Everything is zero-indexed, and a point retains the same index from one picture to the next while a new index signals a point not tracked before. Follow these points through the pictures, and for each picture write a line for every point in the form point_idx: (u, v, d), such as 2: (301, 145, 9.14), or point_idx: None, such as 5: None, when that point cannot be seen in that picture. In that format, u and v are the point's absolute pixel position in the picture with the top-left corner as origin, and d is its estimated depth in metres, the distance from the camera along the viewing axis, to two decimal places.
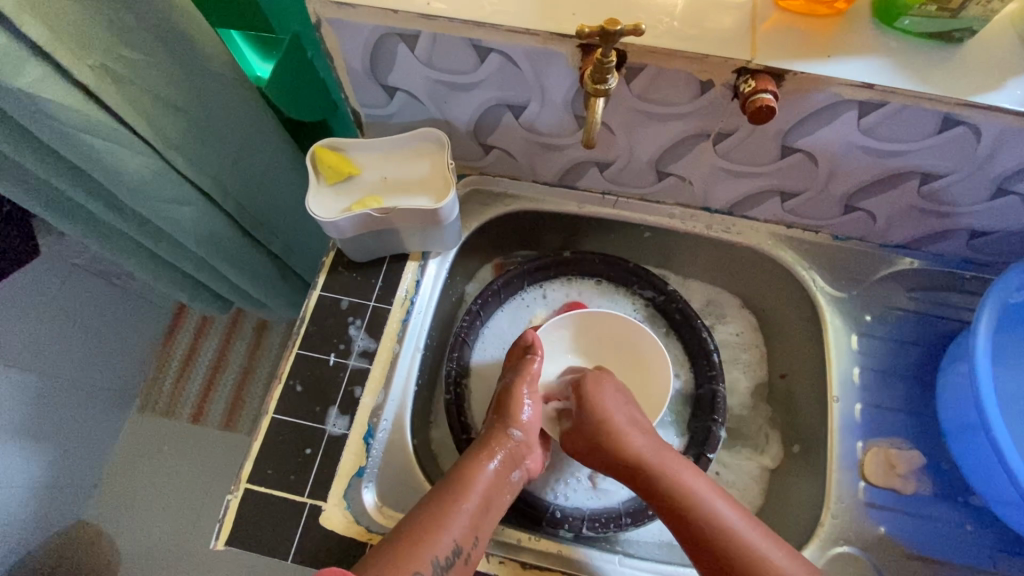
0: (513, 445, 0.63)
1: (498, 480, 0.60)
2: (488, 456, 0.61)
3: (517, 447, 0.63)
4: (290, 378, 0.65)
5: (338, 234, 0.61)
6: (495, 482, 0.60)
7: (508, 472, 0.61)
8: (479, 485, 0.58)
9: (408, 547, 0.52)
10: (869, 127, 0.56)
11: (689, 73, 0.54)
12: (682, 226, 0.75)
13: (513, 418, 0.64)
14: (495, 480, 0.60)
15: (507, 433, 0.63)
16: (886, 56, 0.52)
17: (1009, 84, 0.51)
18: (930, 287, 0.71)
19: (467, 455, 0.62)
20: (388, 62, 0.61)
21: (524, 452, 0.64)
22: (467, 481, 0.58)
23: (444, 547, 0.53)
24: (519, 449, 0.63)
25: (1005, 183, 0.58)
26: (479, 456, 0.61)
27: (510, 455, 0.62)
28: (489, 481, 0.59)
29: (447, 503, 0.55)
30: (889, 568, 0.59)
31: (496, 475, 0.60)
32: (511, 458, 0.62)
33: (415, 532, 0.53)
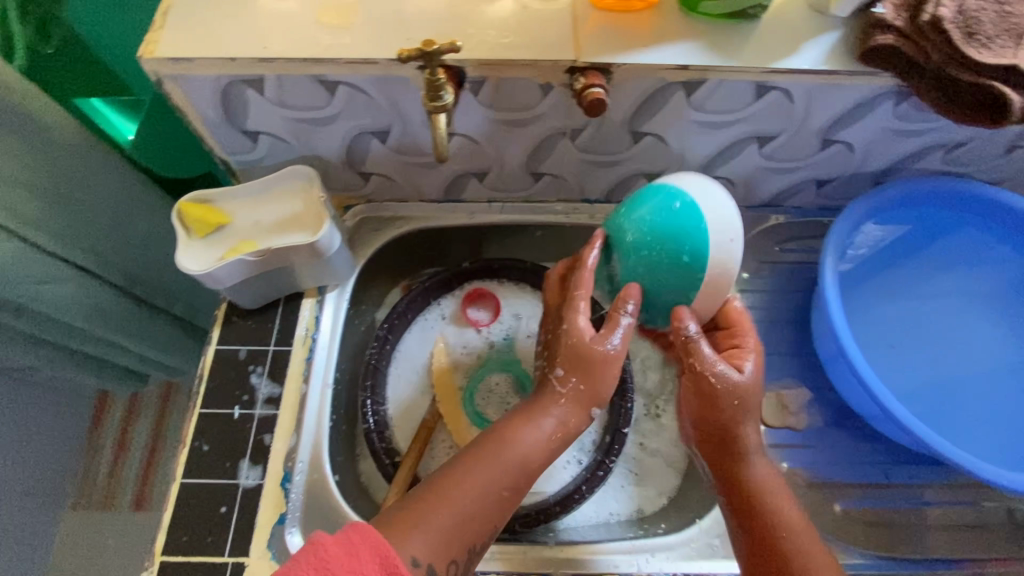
0: (562, 400, 0.57)
1: (540, 449, 0.56)
2: (536, 421, 0.56)
3: (554, 425, 0.56)
4: (195, 439, 0.63)
5: (217, 285, 0.60)
6: (540, 450, 0.56)
7: (554, 440, 0.56)
8: (519, 453, 0.54)
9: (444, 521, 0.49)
10: (699, 103, 0.61)
11: (526, 79, 0.57)
12: (568, 219, 0.79)
13: (569, 367, 0.57)
14: (543, 449, 0.56)
15: (554, 388, 0.57)
16: (695, 38, 0.57)
17: (804, 49, 0.57)
18: (795, 237, 0.78)
19: (519, 409, 0.58)
20: (241, 109, 0.61)
21: (583, 418, 0.58)
22: (507, 449, 0.54)
23: (479, 507, 0.51)
24: (592, 395, 0.57)
25: (827, 135, 0.65)
26: (539, 410, 0.57)
27: (563, 407, 0.57)
28: (569, 423, 0.57)
29: (489, 475, 0.53)
30: (797, 500, 0.64)
31: (544, 442, 0.56)
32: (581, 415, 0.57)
33: (435, 489, 0.51)
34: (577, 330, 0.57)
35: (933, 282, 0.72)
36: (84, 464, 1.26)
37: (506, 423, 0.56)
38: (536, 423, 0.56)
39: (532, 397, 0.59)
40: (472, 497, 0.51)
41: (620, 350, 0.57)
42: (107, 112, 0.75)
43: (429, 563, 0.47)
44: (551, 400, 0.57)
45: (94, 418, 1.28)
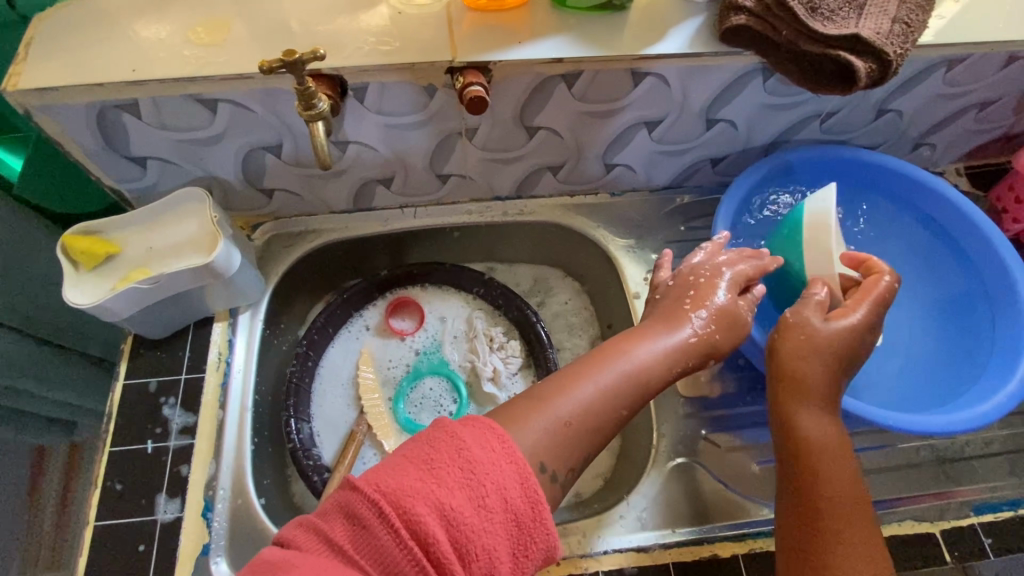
0: (699, 333, 0.53)
1: (616, 392, 0.47)
2: (665, 330, 0.52)
3: (687, 344, 0.52)
4: (107, 480, 0.61)
5: (112, 317, 0.58)
6: (662, 367, 0.50)
7: (672, 364, 0.51)
8: (553, 415, 0.44)
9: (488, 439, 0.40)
10: (582, 94, 0.63)
11: (408, 83, 0.58)
12: (482, 218, 0.80)
13: (716, 300, 0.54)
14: (663, 367, 0.50)
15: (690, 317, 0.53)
16: (567, 32, 0.60)
17: (669, 35, 0.61)
18: (701, 215, 0.81)
19: (648, 331, 0.53)
20: (121, 135, 0.60)
21: (698, 356, 0.53)
22: (647, 369, 0.49)
23: (539, 451, 0.42)
24: (664, 368, 0.50)
25: (709, 115, 0.69)
26: (589, 371, 0.48)
27: (694, 344, 0.52)
28: (642, 368, 0.49)
29: (612, 394, 0.47)
30: (719, 465, 0.66)
31: (663, 357, 0.51)
32: (685, 351, 0.52)
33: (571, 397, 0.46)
34: (698, 297, 0.55)
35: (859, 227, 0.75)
36: None
37: (620, 342, 0.51)
38: (571, 390, 0.46)
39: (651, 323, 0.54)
40: (597, 413, 0.46)
41: (719, 312, 0.54)
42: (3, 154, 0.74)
43: (555, 468, 0.43)
44: (675, 331, 0.52)
45: None
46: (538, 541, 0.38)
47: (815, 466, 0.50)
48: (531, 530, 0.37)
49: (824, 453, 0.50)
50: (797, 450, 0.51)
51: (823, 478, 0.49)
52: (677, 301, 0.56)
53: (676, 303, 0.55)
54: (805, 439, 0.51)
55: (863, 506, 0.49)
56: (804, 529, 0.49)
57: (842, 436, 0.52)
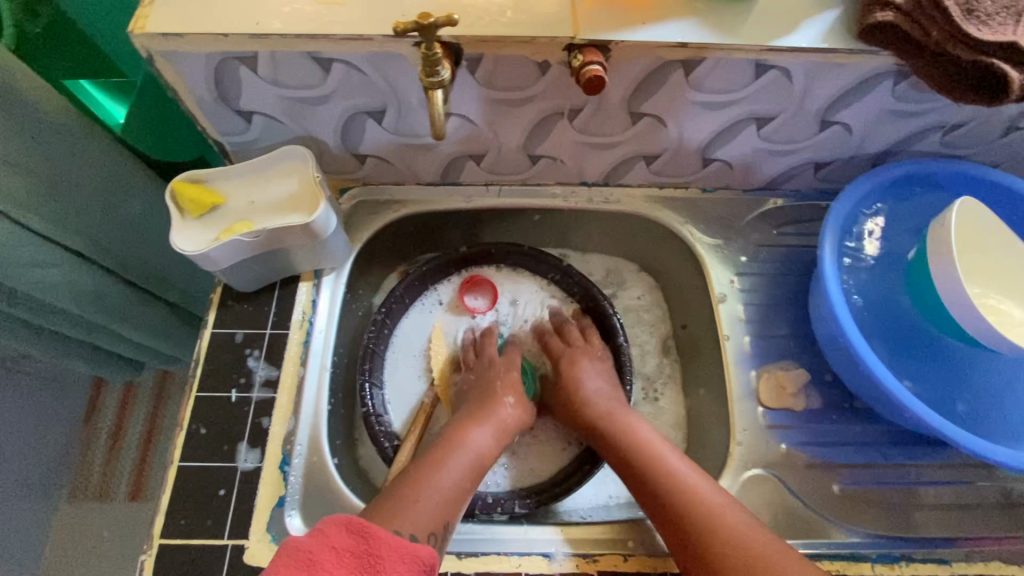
0: (506, 414, 0.69)
1: (487, 451, 0.65)
2: (479, 424, 0.67)
3: (509, 417, 0.69)
4: (192, 423, 0.63)
5: (212, 266, 0.60)
6: (495, 444, 0.67)
7: (503, 434, 0.68)
8: (453, 468, 0.62)
9: (381, 514, 0.56)
10: (698, 83, 0.60)
11: (524, 57, 0.57)
12: (566, 203, 0.79)
13: (500, 394, 0.71)
14: (489, 446, 0.66)
15: (502, 402, 0.70)
16: (694, 16, 0.57)
17: (803, 27, 0.57)
18: (793, 221, 0.77)
19: (459, 418, 0.69)
20: (235, 87, 0.60)
21: (507, 436, 0.69)
22: (457, 442, 0.65)
23: (421, 526, 0.55)
24: (500, 438, 0.68)
25: (826, 116, 0.65)
26: (444, 454, 0.63)
27: (500, 428, 0.68)
28: (480, 448, 0.65)
29: (433, 463, 0.62)
30: (795, 481, 0.64)
31: (495, 437, 0.67)
32: (504, 430, 0.68)
33: (385, 511, 0.56)
34: (507, 386, 0.72)
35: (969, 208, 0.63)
36: (80, 455, 1.26)
37: (461, 423, 0.68)
38: (439, 471, 0.61)
39: (467, 408, 0.70)
40: (428, 509, 0.57)
41: (518, 407, 0.71)
42: (97, 97, 0.73)
43: (434, 528, 0.56)
44: (491, 408, 0.69)
45: (88, 407, 1.27)
46: (393, 568, 0.45)
47: (684, 496, 0.59)
48: (381, 556, 0.45)
49: (683, 484, 0.60)
50: (669, 487, 0.60)
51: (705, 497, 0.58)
52: (493, 382, 0.72)
53: (495, 381, 0.72)
54: (675, 477, 0.61)
55: (737, 514, 0.57)
56: (689, 547, 0.57)
57: (699, 471, 0.62)
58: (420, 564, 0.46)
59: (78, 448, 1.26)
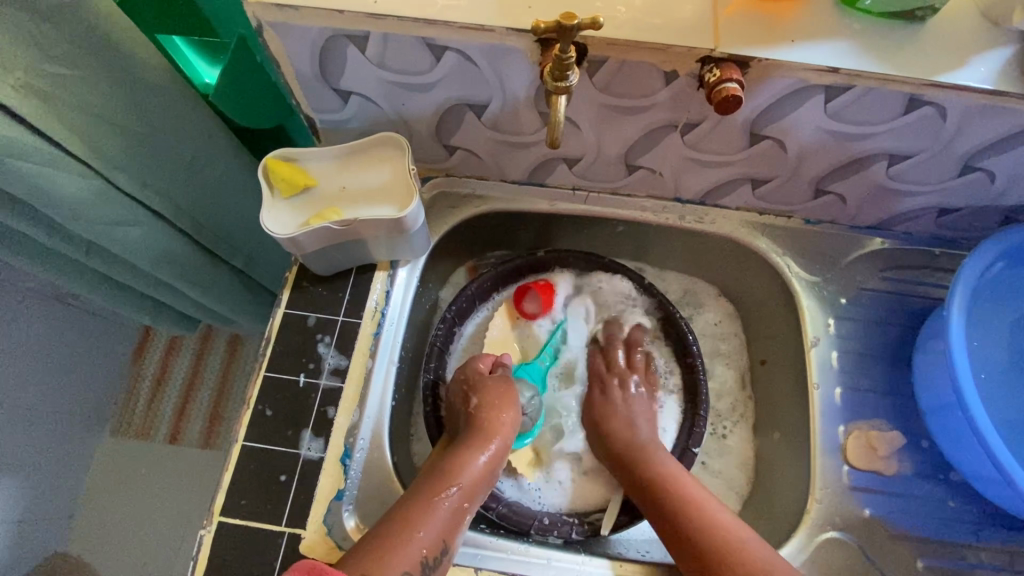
0: (501, 438, 0.63)
1: (483, 474, 0.60)
2: (479, 450, 0.60)
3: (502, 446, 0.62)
4: (259, 403, 0.62)
5: (297, 249, 0.59)
6: (483, 475, 0.60)
7: (493, 469, 0.61)
8: (444, 514, 0.54)
9: (391, 542, 0.50)
10: (837, 110, 0.55)
11: (651, 64, 0.52)
12: (655, 218, 0.74)
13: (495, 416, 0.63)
14: (481, 474, 0.59)
15: (493, 428, 0.62)
16: (849, 37, 0.51)
17: (972, 62, 0.51)
18: (902, 266, 0.71)
19: (458, 443, 0.61)
20: (338, 65, 0.58)
21: (503, 459, 0.63)
22: (457, 473, 0.58)
23: (412, 559, 0.50)
24: (488, 473, 0.60)
25: (970, 161, 0.58)
26: (439, 486, 0.56)
27: (497, 449, 0.62)
28: (470, 478, 0.58)
29: (428, 492, 0.55)
30: (875, 549, 0.60)
31: (484, 466, 0.60)
32: (497, 455, 0.62)
33: (395, 534, 0.51)
34: (500, 405, 0.65)
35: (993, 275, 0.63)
36: (124, 396, 1.25)
37: (451, 454, 0.60)
38: (434, 502, 0.55)
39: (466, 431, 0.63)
40: (436, 532, 0.53)
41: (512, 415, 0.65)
42: (184, 52, 0.68)
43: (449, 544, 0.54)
44: (486, 440, 0.61)
45: (136, 350, 1.27)
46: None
47: (699, 509, 0.58)
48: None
49: (697, 500, 0.59)
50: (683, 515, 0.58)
51: (716, 514, 0.57)
52: (486, 402, 0.64)
53: (490, 413, 0.63)
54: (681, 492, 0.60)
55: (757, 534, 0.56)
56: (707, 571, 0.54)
57: (713, 494, 0.60)
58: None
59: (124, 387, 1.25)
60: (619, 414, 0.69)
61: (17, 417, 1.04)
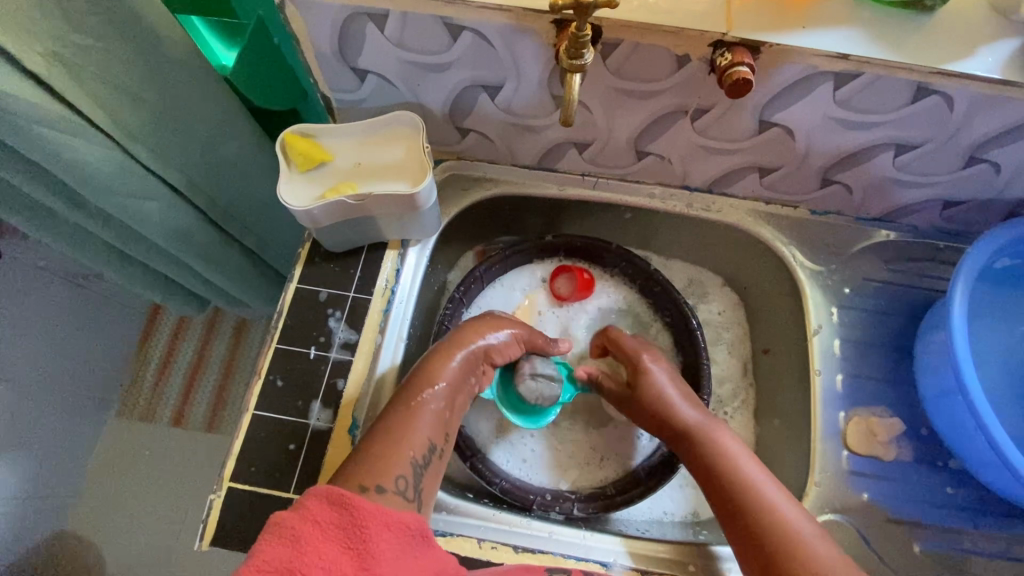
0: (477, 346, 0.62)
1: (460, 378, 0.59)
2: (452, 355, 0.60)
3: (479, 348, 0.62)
4: (270, 373, 0.63)
5: (312, 223, 0.61)
6: (461, 377, 0.60)
7: (470, 369, 0.61)
8: (429, 414, 0.55)
9: (380, 453, 0.51)
10: (845, 98, 0.56)
11: (664, 48, 0.53)
12: (662, 205, 0.75)
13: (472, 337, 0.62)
14: (457, 376, 0.59)
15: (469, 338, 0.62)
16: (859, 25, 0.52)
17: (980, 52, 0.52)
18: (906, 258, 0.72)
19: (432, 352, 0.61)
20: (357, 43, 0.59)
21: (481, 361, 0.63)
22: (431, 377, 0.57)
23: (403, 463, 0.51)
24: (466, 380, 0.60)
25: (976, 152, 0.59)
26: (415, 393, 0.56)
27: (472, 356, 0.61)
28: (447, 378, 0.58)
29: (407, 401, 0.55)
30: (874, 532, 0.61)
31: (461, 370, 0.60)
32: (472, 360, 0.61)
33: (377, 449, 0.51)
34: (496, 323, 0.65)
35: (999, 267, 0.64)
36: (130, 376, 1.25)
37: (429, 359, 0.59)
38: (416, 410, 0.55)
39: (440, 343, 0.62)
40: (421, 436, 0.53)
41: (509, 341, 0.65)
42: (200, 28, 0.69)
43: (439, 444, 0.55)
44: (459, 348, 0.61)
45: (142, 335, 1.27)
46: (380, 536, 0.42)
47: (740, 478, 0.55)
48: (366, 524, 0.42)
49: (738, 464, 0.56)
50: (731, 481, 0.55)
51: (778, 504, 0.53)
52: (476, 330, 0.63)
53: (475, 331, 0.63)
54: (719, 454, 0.58)
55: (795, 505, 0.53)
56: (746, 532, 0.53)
57: (754, 458, 0.58)
58: (407, 531, 0.44)
59: (130, 368, 1.25)
60: (661, 399, 0.63)
61: None
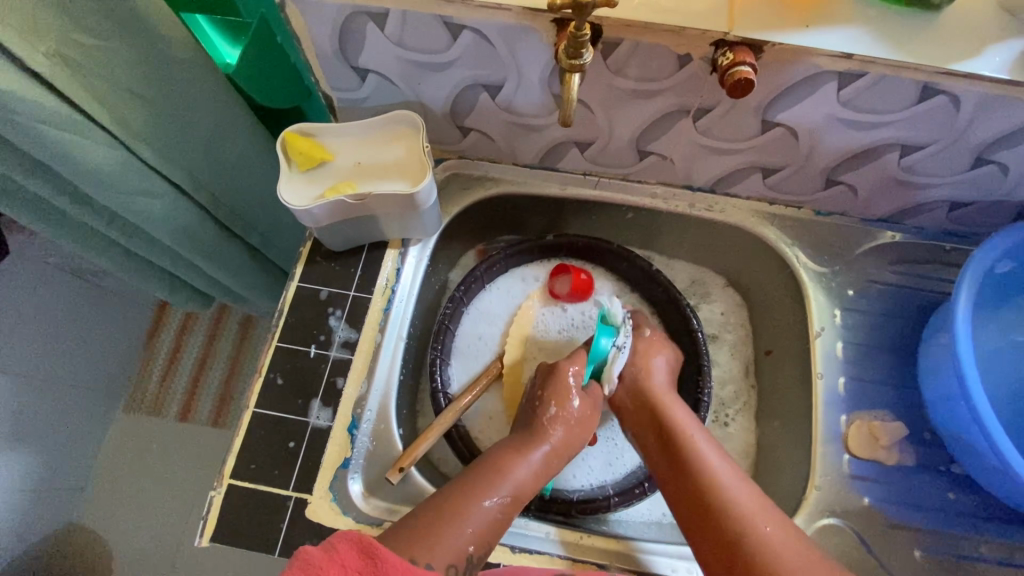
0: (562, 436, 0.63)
1: (532, 478, 0.59)
2: (529, 452, 0.60)
3: (570, 437, 0.63)
4: (271, 371, 0.64)
5: (312, 222, 0.61)
6: (537, 478, 0.60)
7: (547, 467, 0.61)
8: (495, 509, 0.55)
9: (431, 532, 0.51)
10: (849, 98, 0.55)
11: (665, 47, 0.53)
12: (665, 205, 0.74)
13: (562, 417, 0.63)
14: (530, 479, 0.59)
15: (562, 417, 0.63)
16: (864, 24, 0.51)
17: (987, 51, 0.51)
18: (912, 260, 0.71)
19: (510, 443, 0.62)
20: (358, 43, 0.59)
21: (555, 462, 0.62)
22: (504, 471, 0.58)
23: (456, 554, 0.51)
24: (536, 476, 0.60)
25: (983, 153, 0.58)
26: (492, 483, 0.57)
27: (548, 456, 0.61)
28: (523, 480, 0.58)
29: (475, 492, 0.55)
30: (875, 538, 0.60)
31: (538, 470, 0.60)
32: (549, 460, 0.61)
33: (438, 525, 0.52)
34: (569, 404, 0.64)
35: (1006, 271, 0.62)
36: (138, 371, 1.27)
37: (506, 453, 0.60)
38: (484, 501, 0.55)
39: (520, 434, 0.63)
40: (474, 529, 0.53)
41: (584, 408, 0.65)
42: (205, 27, 0.69)
43: (492, 538, 0.54)
44: (547, 437, 0.62)
45: (150, 329, 1.30)
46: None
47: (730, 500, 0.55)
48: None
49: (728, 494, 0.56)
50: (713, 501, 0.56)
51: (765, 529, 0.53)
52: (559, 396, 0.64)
53: (559, 416, 0.63)
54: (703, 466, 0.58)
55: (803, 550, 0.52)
56: (721, 540, 0.54)
57: (729, 461, 0.60)
58: None
59: (139, 362, 1.28)
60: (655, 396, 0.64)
61: (35, 386, 1.06)
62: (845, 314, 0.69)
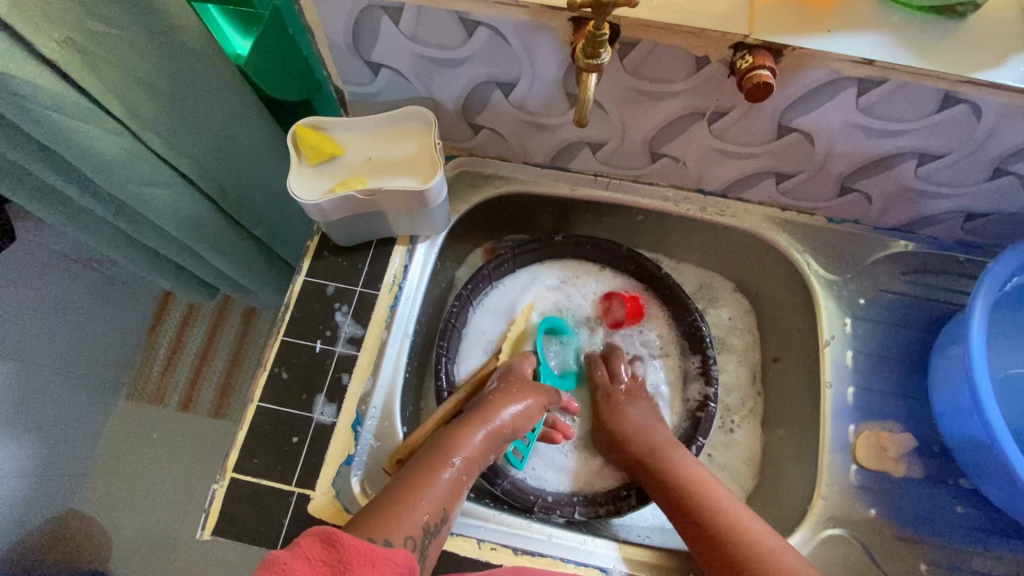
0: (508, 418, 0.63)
1: (479, 453, 0.59)
2: (476, 428, 0.61)
3: (520, 414, 0.64)
4: (276, 365, 0.63)
5: (320, 216, 0.61)
6: (482, 451, 0.60)
7: (494, 444, 0.61)
8: (448, 486, 0.55)
9: (382, 513, 0.50)
10: (868, 105, 0.54)
11: (683, 48, 0.52)
12: (675, 208, 0.74)
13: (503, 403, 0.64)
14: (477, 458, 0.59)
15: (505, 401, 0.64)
16: (887, 30, 0.51)
17: (1010, 61, 0.50)
18: (924, 270, 0.70)
19: (457, 423, 0.61)
20: (371, 36, 0.59)
21: (501, 443, 0.63)
22: (454, 447, 0.58)
23: (415, 524, 0.50)
24: (483, 455, 0.60)
25: (1002, 164, 0.57)
26: (442, 456, 0.57)
27: (495, 434, 0.62)
28: (473, 453, 0.59)
29: (427, 471, 0.55)
30: (880, 549, 0.60)
31: (484, 443, 0.61)
32: (497, 434, 0.62)
33: (390, 506, 0.51)
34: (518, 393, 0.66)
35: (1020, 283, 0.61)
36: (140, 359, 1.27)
37: (451, 430, 0.60)
38: (438, 472, 0.55)
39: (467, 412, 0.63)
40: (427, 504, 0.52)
41: (528, 409, 0.65)
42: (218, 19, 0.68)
43: (447, 509, 0.54)
44: (498, 412, 0.63)
45: (154, 317, 1.28)
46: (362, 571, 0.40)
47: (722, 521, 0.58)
48: (350, 560, 0.40)
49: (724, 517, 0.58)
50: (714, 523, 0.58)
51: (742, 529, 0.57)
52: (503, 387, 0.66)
53: (502, 398, 0.64)
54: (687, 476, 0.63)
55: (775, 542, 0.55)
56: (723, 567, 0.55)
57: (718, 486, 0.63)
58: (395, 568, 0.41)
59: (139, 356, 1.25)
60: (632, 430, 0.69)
61: None
62: (857, 323, 0.68)
